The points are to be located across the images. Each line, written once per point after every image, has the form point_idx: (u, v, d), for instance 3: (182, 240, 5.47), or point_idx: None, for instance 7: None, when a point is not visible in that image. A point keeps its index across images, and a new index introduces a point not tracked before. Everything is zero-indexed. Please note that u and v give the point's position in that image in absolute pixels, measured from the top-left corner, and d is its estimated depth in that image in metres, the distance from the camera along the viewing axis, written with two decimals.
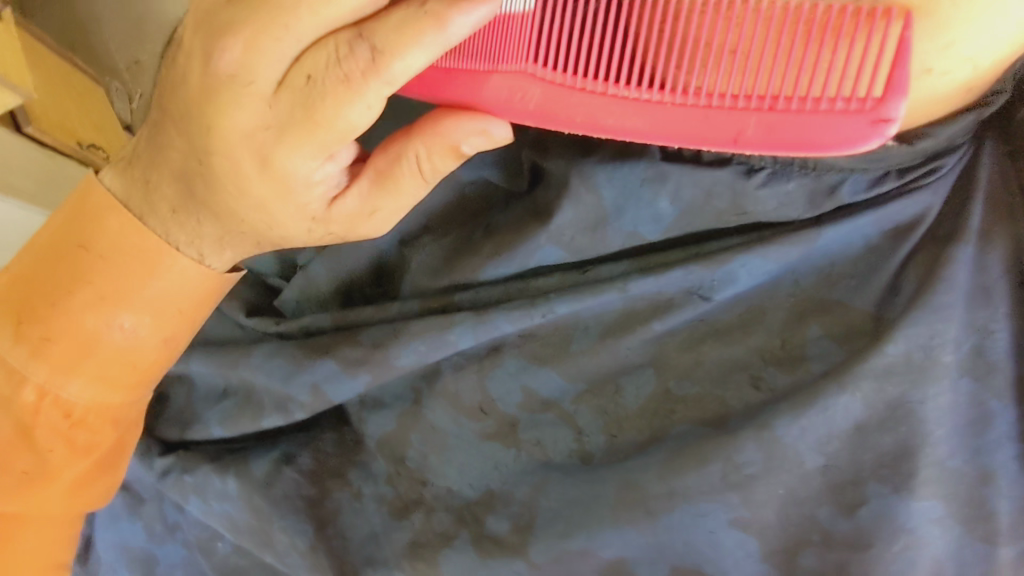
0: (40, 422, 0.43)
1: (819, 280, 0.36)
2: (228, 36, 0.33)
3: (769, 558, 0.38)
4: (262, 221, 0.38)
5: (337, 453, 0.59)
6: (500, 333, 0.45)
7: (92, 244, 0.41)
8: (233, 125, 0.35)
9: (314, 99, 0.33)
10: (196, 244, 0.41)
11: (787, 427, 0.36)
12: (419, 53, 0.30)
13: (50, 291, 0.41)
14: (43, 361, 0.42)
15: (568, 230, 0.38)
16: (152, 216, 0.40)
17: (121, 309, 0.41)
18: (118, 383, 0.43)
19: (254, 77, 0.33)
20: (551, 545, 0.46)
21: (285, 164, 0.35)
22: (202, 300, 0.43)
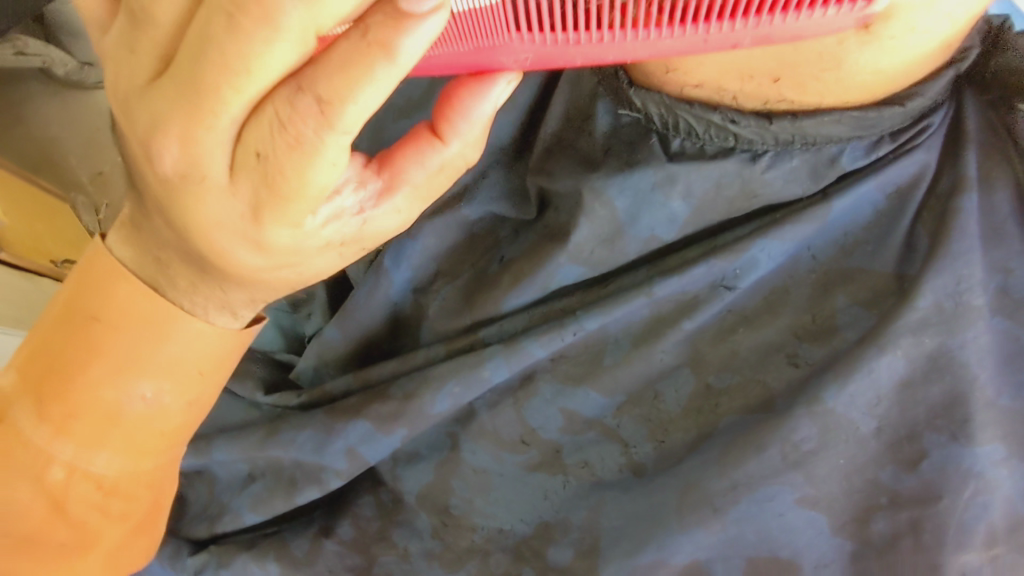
0: (72, 495, 0.42)
1: (836, 251, 0.38)
2: (160, 130, 0.30)
3: (841, 531, 0.38)
4: (289, 275, 0.38)
5: (377, 516, 0.60)
6: (533, 359, 0.46)
7: (102, 315, 0.39)
8: (211, 209, 0.33)
9: (271, 168, 0.30)
10: (225, 303, 0.41)
11: (836, 396, 0.37)
12: (372, 91, 0.26)
13: (65, 366, 0.40)
14: (68, 437, 0.41)
15: (587, 245, 0.40)
16: (171, 290, 0.40)
17: (138, 378, 0.39)
18: (147, 449, 0.43)
19: (208, 166, 0.31)
20: (622, 564, 0.44)
21: (275, 238, 0.33)
22: (223, 358, 0.42)
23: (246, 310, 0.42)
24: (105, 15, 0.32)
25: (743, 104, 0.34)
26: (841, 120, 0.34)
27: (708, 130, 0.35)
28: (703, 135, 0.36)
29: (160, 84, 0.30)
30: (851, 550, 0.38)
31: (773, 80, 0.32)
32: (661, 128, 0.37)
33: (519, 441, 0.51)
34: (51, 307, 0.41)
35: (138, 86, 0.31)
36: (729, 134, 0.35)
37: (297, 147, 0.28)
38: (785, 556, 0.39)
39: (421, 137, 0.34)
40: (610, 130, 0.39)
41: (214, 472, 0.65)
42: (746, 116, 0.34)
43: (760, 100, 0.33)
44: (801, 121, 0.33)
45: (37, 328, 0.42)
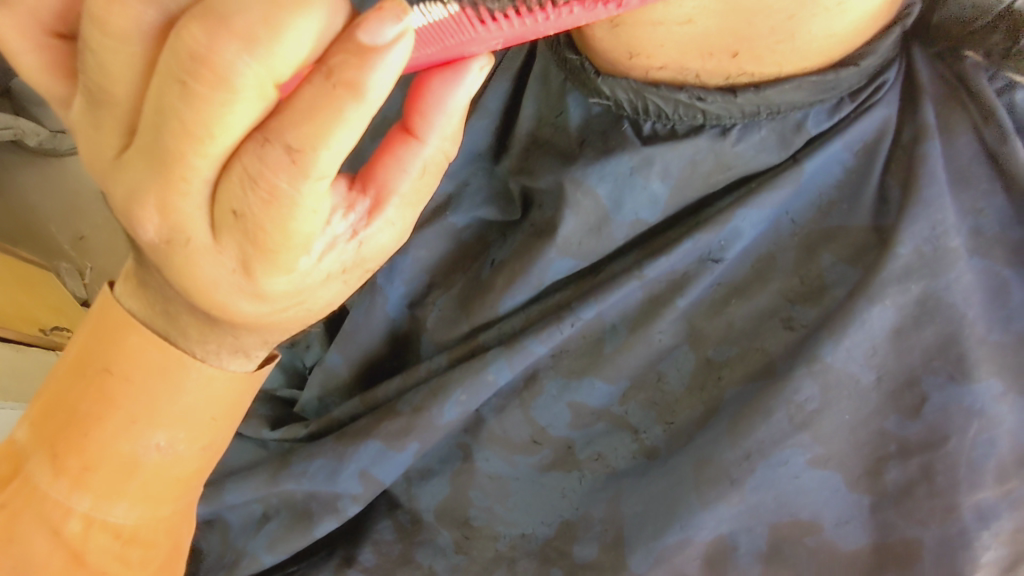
0: (90, 548, 0.42)
1: (814, 213, 0.39)
2: (139, 197, 0.28)
3: (857, 485, 0.39)
4: (300, 316, 0.36)
5: (397, 539, 0.60)
6: (535, 356, 0.46)
7: (114, 367, 0.38)
8: (201, 274, 0.30)
9: (252, 222, 0.28)
10: (237, 348, 0.39)
11: (833, 352, 0.38)
12: (345, 133, 0.25)
13: (81, 419, 0.39)
14: (84, 491, 0.40)
15: (574, 236, 0.41)
16: (184, 340, 0.38)
17: (154, 429, 0.39)
18: (164, 497, 0.42)
19: (193, 227, 0.29)
20: (650, 548, 0.45)
21: (276, 290, 0.31)
22: (237, 401, 0.41)
23: (259, 350, 0.41)
24: (63, 91, 0.30)
25: (707, 81, 0.35)
26: (800, 85, 0.35)
27: (676, 109, 0.36)
28: (672, 115, 0.36)
29: (133, 150, 0.28)
30: (869, 503, 0.39)
31: (732, 55, 0.34)
32: (632, 113, 0.38)
33: (531, 442, 0.51)
34: (66, 357, 0.41)
35: (115, 156, 0.29)
36: (696, 112, 0.36)
37: (273, 202, 0.27)
38: (807, 518, 0.41)
39: (397, 141, 0.32)
40: (582, 123, 0.40)
41: (226, 519, 0.65)
42: (710, 91, 0.35)
43: (722, 75, 0.34)
44: (764, 91, 0.34)
45: (53, 378, 0.41)
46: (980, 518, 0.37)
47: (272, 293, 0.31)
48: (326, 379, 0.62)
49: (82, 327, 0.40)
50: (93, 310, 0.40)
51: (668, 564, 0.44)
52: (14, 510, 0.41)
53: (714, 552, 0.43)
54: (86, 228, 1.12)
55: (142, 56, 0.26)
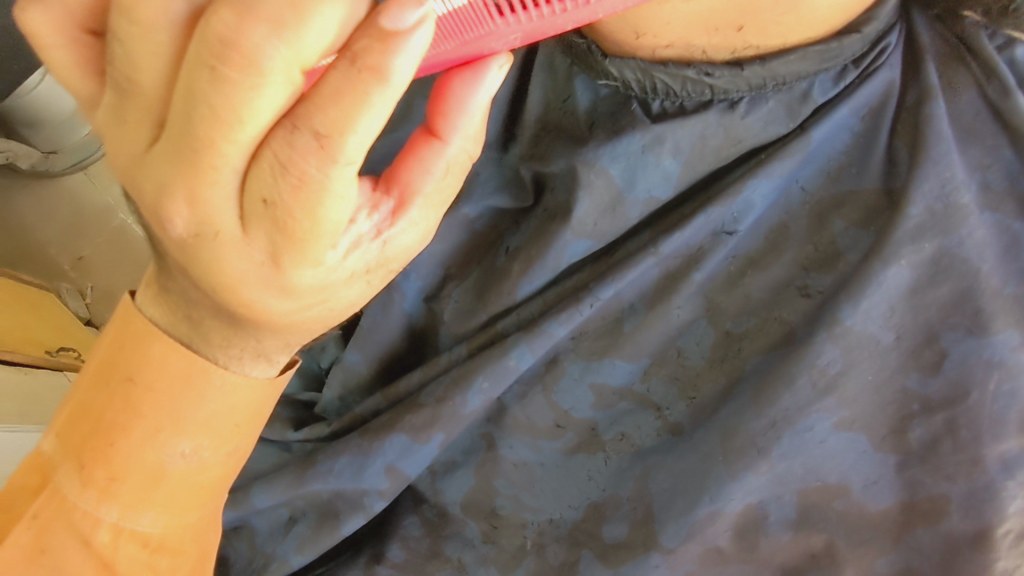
0: (120, 556, 0.42)
1: (825, 180, 0.39)
2: (168, 191, 0.29)
3: (885, 447, 0.40)
4: (324, 314, 0.36)
5: (425, 533, 0.60)
6: (555, 339, 0.47)
7: (138, 376, 0.38)
8: (230, 266, 0.31)
9: (282, 210, 0.29)
10: (259, 352, 0.39)
11: (852, 314, 0.38)
12: (369, 116, 0.26)
13: (106, 430, 0.39)
14: (112, 501, 0.41)
15: (589, 217, 0.41)
16: (205, 345, 0.39)
17: (179, 438, 0.39)
18: (188, 505, 0.42)
19: (221, 218, 0.29)
20: (681, 523, 0.46)
21: (303, 282, 0.32)
22: (258, 407, 0.41)
23: (281, 355, 0.41)
24: (90, 91, 0.31)
25: (713, 56, 0.35)
26: (805, 56, 0.35)
27: (684, 86, 0.36)
28: (681, 92, 0.37)
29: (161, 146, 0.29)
30: (896, 462, 0.40)
31: (737, 29, 0.34)
32: (641, 93, 0.38)
33: (555, 426, 0.52)
34: (89, 367, 0.41)
35: (142, 153, 0.30)
36: (704, 87, 0.36)
37: (302, 187, 0.28)
38: (835, 482, 0.41)
39: (420, 144, 0.32)
40: (591, 105, 0.41)
41: (252, 525, 0.65)
42: (719, 66, 0.35)
43: (727, 49, 0.35)
44: (770, 63, 0.35)
45: (77, 388, 0.42)
46: (1008, 470, 0.38)
47: (299, 285, 0.32)
48: (346, 377, 0.62)
49: (104, 336, 0.41)
50: (114, 320, 0.40)
51: (699, 537, 0.45)
52: (44, 522, 0.42)
53: (745, 522, 0.44)
54: (87, 248, 1.13)
55: (172, 47, 0.27)
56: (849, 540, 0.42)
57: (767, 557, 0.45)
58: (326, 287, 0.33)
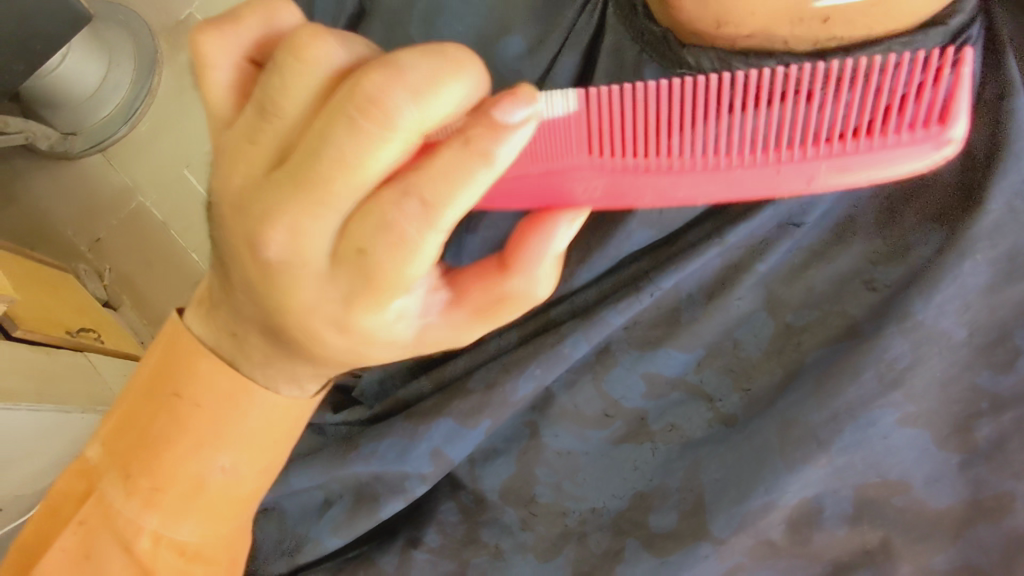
0: (157, 566, 0.42)
1: (895, 173, 0.39)
2: (256, 209, 0.29)
3: (948, 444, 0.41)
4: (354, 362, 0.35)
5: (461, 520, 0.60)
6: (612, 327, 0.47)
7: (186, 392, 0.39)
8: (300, 295, 0.31)
9: (350, 250, 0.29)
10: (293, 377, 0.39)
11: (924, 309, 0.38)
12: (467, 194, 0.28)
13: (152, 440, 0.40)
14: (154, 510, 0.41)
15: (657, 206, 0.42)
16: (247, 364, 0.38)
17: (220, 451, 0.40)
18: (228, 516, 0.42)
19: (300, 241, 0.29)
20: (732, 514, 0.46)
21: (363, 326, 0.31)
22: (296, 420, 0.41)
23: (314, 384, 0.41)
24: (229, 111, 0.31)
25: (794, 47, 0.34)
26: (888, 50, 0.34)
27: None
28: None
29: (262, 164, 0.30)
30: (961, 461, 0.41)
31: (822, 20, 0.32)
32: None
33: (603, 415, 0.52)
34: (137, 382, 0.42)
35: (234, 153, 0.30)
36: None
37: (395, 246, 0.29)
38: (896, 479, 0.42)
39: (513, 251, 0.35)
40: None
41: (284, 507, 0.67)
42: (799, 58, 0.34)
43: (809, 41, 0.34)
44: (852, 55, 0.34)
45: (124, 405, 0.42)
46: None
47: (358, 328, 0.32)
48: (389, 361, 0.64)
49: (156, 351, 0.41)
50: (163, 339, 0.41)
51: (752, 528, 0.45)
52: (91, 528, 0.42)
53: (800, 514, 0.45)
54: (103, 231, 1.12)
55: (319, 86, 0.29)
56: (906, 535, 0.42)
57: (819, 550, 0.45)
58: (371, 339, 0.33)
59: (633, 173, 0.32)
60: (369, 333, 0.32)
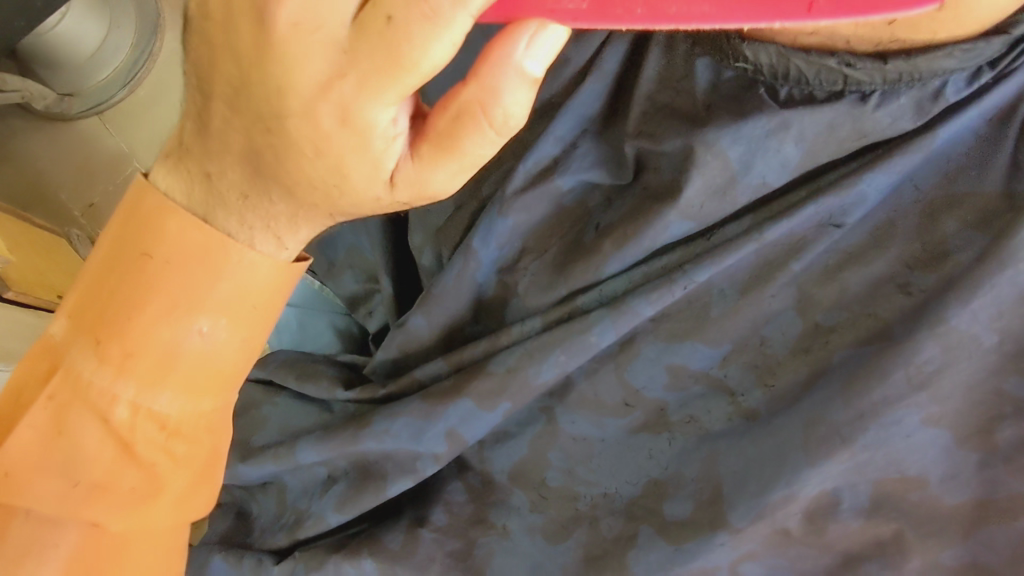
0: (137, 438, 0.41)
1: (940, 181, 0.40)
2: (283, 61, 0.31)
3: (967, 444, 0.42)
4: (333, 186, 0.34)
5: (469, 499, 0.61)
6: (640, 318, 0.47)
7: (154, 252, 0.37)
8: (292, 97, 0.32)
9: (357, 114, 0.31)
10: (272, 224, 0.37)
11: (959, 314, 0.39)
12: (512, 91, 0.30)
13: (124, 304, 0.38)
14: (128, 378, 0.39)
15: (697, 198, 0.41)
16: (223, 208, 0.37)
17: (197, 313, 0.38)
18: (206, 390, 0.41)
19: (310, 65, 0.31)
20: (752, 505, 0.46)
21: (365, 117, 0.31)
22: (276, 292, 0.39)
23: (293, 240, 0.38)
24: None
25: (856, 47, 0.35)
26: (951, 53, 0.35)
27: (817, 75, 0.37)
28: (812, 80, 0.37)
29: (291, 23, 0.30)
30: (978, 460, 0.42)
31: (888, 23, 0.33)
32: (770, 78, 0.39)
33: (622, 404, 0.52)
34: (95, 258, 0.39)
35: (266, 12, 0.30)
36: (839, 77, 0.36)
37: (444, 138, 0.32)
38: (913, 476, 0.43)
39: None
40: (709, 87, 0.42)
41: (285, 481, 0.69)
42: (861, 57, 0.35)
43: (871, 42, 0.35)
44: (915, 58, 0.35)
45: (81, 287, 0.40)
46: None
47: (359, 119, 0.31)
48: (406, 341, 0.62)
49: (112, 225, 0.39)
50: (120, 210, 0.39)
51: (769, 518, 0.46)
52: (62, 403, 0.41)
53: (818, 507, 0.45)
54: (98, 195, 1.08)
55: None
56: (918, 529, 0.44)
57: (832, 540, 0.46)
58: (368, 142, 0.32)
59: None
60: (368, 126, 0.31)
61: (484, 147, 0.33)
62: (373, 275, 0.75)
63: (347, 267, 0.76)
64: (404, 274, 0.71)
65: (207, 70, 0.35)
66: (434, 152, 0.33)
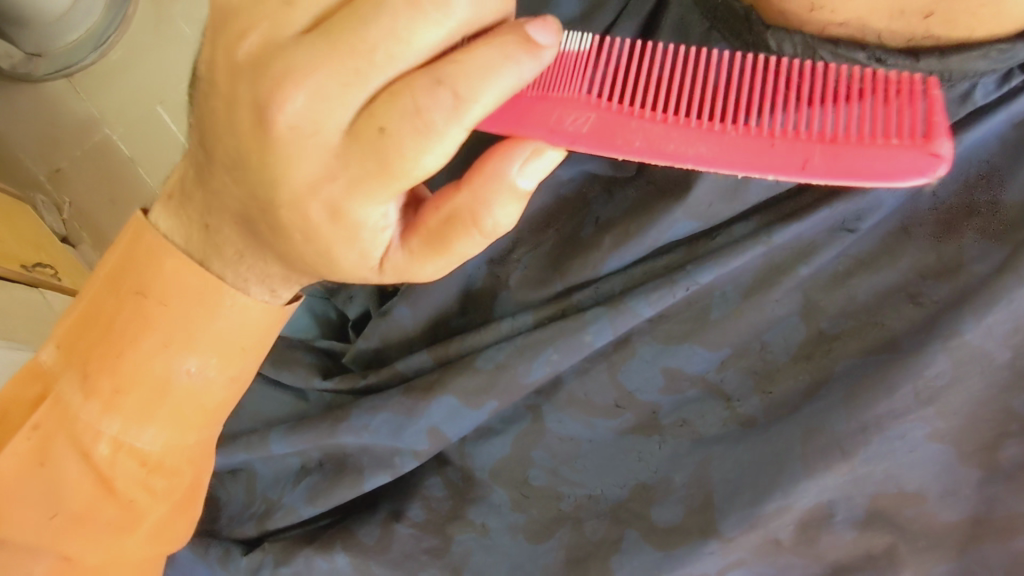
0: (118, 473, 0.41)
1: (959, 188, 0.38)
2: (280, 155, 0.31)
3: (969, 460, 0.40)
4: (323, 265, 0.35)
5: (448, 495, 0.59)
6: (638, 319, 0.45)
7: (152, 290, 0.38)
8: (282, 190, 0.32)
9: (348, 211, 0.32)
10: (265, 278, 0.38)
11: (973, 328, 0.38)
12: (504, 203, 0.33)
13: (113, 339, 0.39)
14: (115, 413, 0.40)
15: (706, 198, 0.40)
16: (217, 260, 0.38)
17: (187, 351, 0.39)
18: (193, 427, 0.42)
19: (310, 165, 0.31)
20: (745, 514, 0.45)
21: (357, 213, 0.32)
22: (267, 332, 0.41)
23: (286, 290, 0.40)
24: None
25: (887, 43, 0.33)
26: (985, 54, 0.33)
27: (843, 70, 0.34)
28: None
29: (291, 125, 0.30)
30: (980, 477, 0.40)
31: (924, 16, 0.31)
32: None
33: (614, 406, 0.50)
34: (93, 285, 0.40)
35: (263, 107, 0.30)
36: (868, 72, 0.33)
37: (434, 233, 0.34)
38: (911, 490, 0.42)
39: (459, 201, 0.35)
40: None
41: (255, 467, 0.66)
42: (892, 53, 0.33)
43: (905, 37, 0.33)
44: (948, 57, 0.33)
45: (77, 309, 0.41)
46: None
47: (351, 214, 0.32)
48: (389, 330, 0.59)
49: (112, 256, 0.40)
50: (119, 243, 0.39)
51: (762, 528, 0.44)
52: (47, 432, 0.41)
53: (811, 518, 0.44)
54: (65, 161, 1.01)
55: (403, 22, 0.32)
56: (913, 545, 0.42)
57: (824, 551, 0.44)
58: (358, 233, 0.33)
59: (621, 113, 0.32)
60: (359, 223, 0.32)
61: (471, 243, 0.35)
62: (356, 259, 0.72)
63: None
64: None
65: (206, 124, 0.33)
66: (422, 246, 0.35)
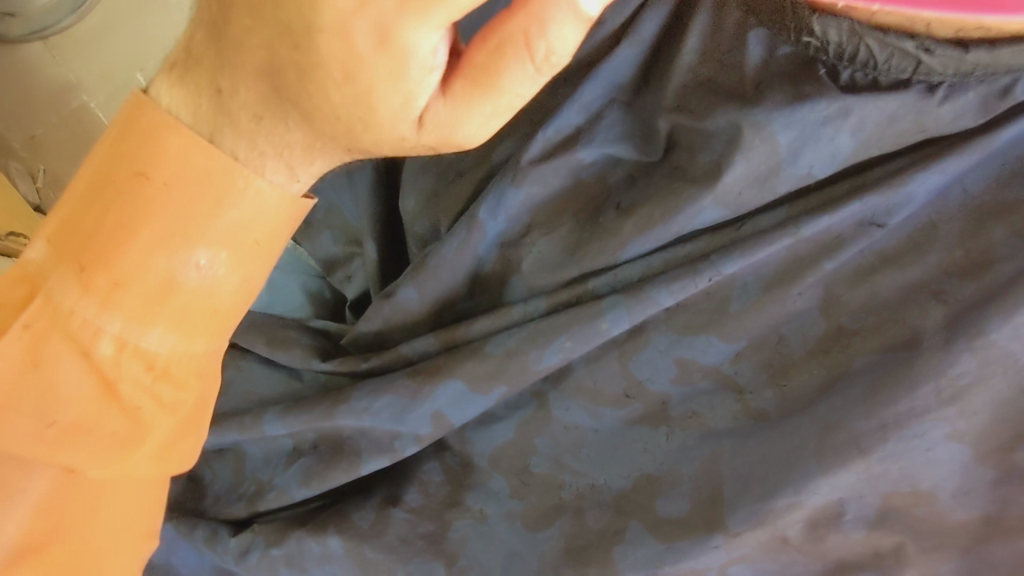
0: (121, 375, 0.38)
1: (990, 186, 0.38)
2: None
3: (984, 461, 0.40)
4: (358, 118, 0.31)
5: (445, 481, 0.58)
6: (657, 308, 0.44)
7: (151, 173, 0.33)
8: (323, 10, 0.27)
9: (394, 36, 0.27)
10: (285, 154, 0.34)
11: (1000, 328, 0.37)
12: (569, 19, 0.27)
13: (111, 227, 0.34)
14: (115, 310, 0.36)
15: (737, 185, 0.39)
16: (230, 130, 0.33)
17: (196, 242, 0.35)
18: (201, 329, 0.38)
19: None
20: (754, 510, 0.44)
21: (402, 38, 0.27)
22: (282, 227, 0.36)
23: (307, 169, 0.35)
24: None
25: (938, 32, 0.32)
26: None
27: (888, 59, 0.34)
28: (881, 65, 0.34)
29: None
30: (992, 478, 0.40)
31: None
32: (833, 59, 0.35)
33: (623, 396, 0.49)
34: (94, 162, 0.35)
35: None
36: (912, 63, 0.34)
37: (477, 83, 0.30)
38: (924, 490, 0.41)
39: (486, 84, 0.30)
40: (760, 62, 0.38)
41: (245, 449, 0.64)
42: (941, 44, 0.32)
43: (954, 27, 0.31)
44: (996, 50, 0.32)
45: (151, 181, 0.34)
46: None
47: (396, 40, 0.27)
48: (392, 313, 0.57)
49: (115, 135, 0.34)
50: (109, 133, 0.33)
51: (770, 524, 0.44)
52: (39, 333, 0.37)
53: (822, 515, 0.43)
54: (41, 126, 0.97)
55: None
56: (920, 543, 0.42)
57: (828, 548, 0.44)
58: (404, 69, 0.29)
59: None
60: (407, 49, 0.28)
61: (519, 82, 0.30)
62: (355, 238, 0.69)
63: (325, 227, 0.70)
64: (391, 239, 0.66)
65: None
66: (469, 89, 0.30)
